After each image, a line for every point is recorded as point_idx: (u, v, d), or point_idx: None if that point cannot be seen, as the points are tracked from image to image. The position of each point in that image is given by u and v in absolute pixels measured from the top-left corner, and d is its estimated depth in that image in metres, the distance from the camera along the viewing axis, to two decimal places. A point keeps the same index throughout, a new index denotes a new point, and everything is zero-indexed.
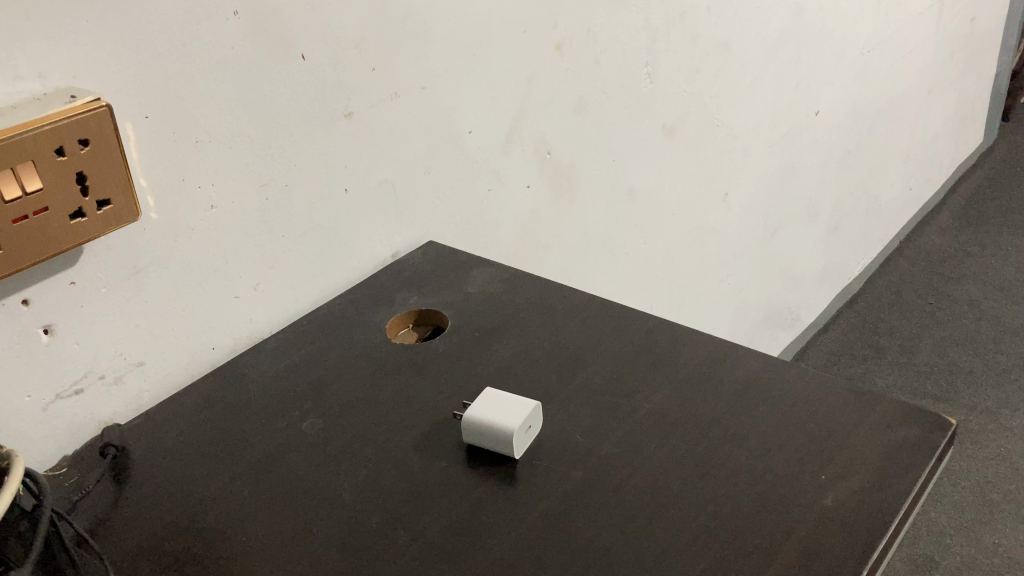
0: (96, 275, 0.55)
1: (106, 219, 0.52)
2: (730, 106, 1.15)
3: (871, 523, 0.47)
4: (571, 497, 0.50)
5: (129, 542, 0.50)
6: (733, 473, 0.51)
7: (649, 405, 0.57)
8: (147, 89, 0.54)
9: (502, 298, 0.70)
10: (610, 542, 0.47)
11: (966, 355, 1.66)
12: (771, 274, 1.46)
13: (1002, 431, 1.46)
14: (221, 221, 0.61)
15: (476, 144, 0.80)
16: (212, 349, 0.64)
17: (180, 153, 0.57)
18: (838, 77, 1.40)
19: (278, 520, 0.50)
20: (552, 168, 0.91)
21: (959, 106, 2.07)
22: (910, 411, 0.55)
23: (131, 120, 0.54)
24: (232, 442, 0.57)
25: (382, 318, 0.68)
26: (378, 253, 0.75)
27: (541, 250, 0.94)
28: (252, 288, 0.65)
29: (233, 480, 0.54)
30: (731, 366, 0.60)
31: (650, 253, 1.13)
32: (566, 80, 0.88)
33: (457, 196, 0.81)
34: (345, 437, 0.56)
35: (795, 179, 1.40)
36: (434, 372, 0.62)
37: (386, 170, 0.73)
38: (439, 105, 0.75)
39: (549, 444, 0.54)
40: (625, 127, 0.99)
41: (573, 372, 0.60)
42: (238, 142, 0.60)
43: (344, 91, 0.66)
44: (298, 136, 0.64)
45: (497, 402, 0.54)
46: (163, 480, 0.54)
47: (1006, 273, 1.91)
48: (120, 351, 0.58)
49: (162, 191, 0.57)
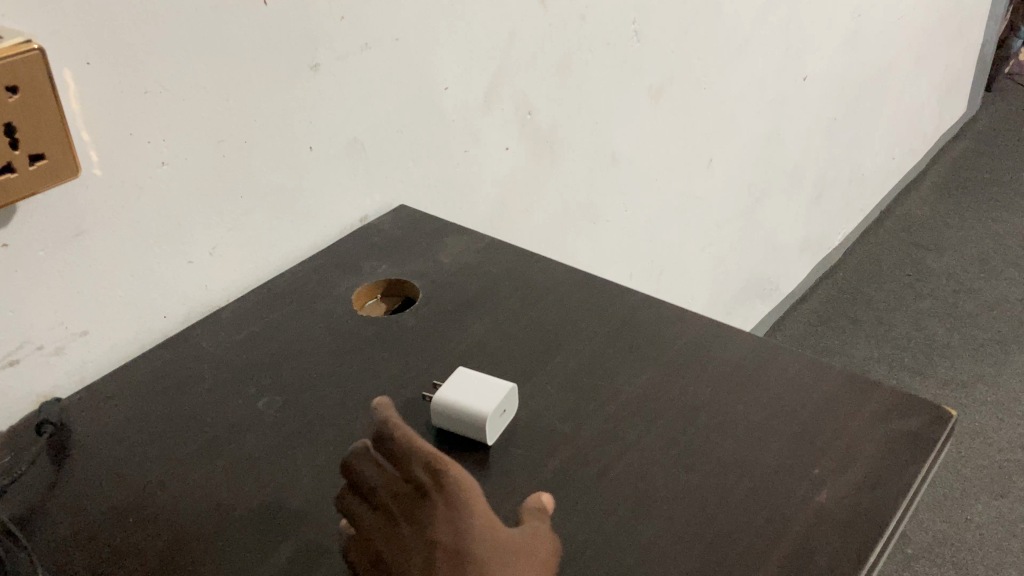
0: (33, 238, 0.50)
1: (40, 174, 0.47)
2: (718, 69, 1.11)
3: (868, 522, 0.44)
4: (545, 489, 0.46)
5: (64, 532, 0.46)
6: (721, 463, 0.48)
7: (632, 387, 0.53)
8: (90, 31, 0.49)
9: (476, 269, 0.66)
10: (590, 540, 0.43)
11: (944, 329, 1.64)
12: (753, 243, 1.43)
13: (977, 406, 1.45)
14: (173, 179, 0.56)
15: (452, 101, 0.76)
16: (163, 318, 0.60)
17: (128, 104, 0.52)
18: (828, 42, 1.35)
19: (231, 508, 0.46)
20: (533, 130, 0.86)
21: (947, 74, 2.03)
22: (909, 400, 0.52)
23: (71, 66, 0.49)
24: (182, 421, 0.53)
25: (348, 287, 0.64)
26: (345, 217, 0.71)
27: (518, 216, 0.90)
28: (207, 253, 0.61)
29: (182, 463, 0.50)
30: (718, 347, 0.56)
31: (631, 221, 1.09)
32: (552, 35, 0.83)
33: (432, 156, 0.76)
34: (306, 416, 0.52)
35: (780, 146, 1.36)
36: (403, 348, 0.58)
37: (356, 128, 0.68)
38: (413, 60, 0.70)
39: (526, 429, 0.50)
40: (611, 89, 0.94)
41: (551, 352, 0.57)
42: (193, 93, 0.55)
43: (310, 41, 0.61)
44: (260, 90, 0.59)
45: (470, 384, 0.50)
46: (108, 461, 0.50)
47: (986, 247, 1.89)
48: (60, 320, 0.53)
49: (107, 146, 0.52)
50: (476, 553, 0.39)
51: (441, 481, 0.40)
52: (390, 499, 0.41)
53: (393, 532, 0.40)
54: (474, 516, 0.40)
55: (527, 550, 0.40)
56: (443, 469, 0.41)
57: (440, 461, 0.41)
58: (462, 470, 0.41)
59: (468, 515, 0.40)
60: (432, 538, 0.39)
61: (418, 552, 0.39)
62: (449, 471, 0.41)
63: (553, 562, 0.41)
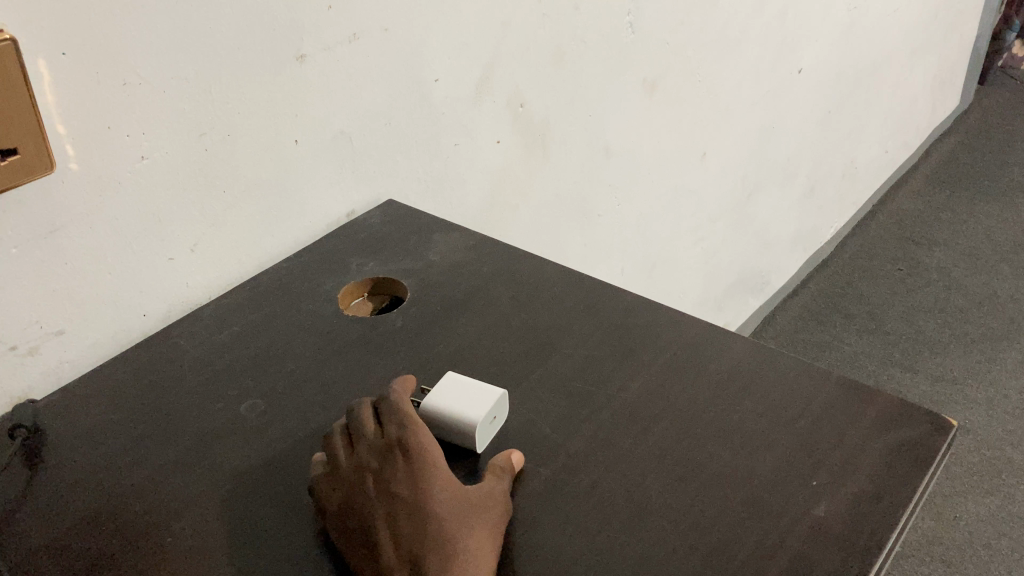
0: (5, 234, 0.48)
1: (14, 171, 0.46)
2: (713, 61, 1.09)
3: (868, 536, 0.43)
4: (537, 500, 0.45)
5: (37, 540, 0.44)
6: (716, 474, 0.46)
7: (625, 394, 0.52)
8: (66, 20, 0.47)
9: (466, 268, 0.65)
10: (582, 553, 0.42)
11: (934, 324, 1.64)
12: (745, 237, 1.42)
13: (967, 403, 1.45)
14: (152, 174, 0.54)
15: (443, 93, 0.74)
16: (143, 317, 0.58)
17: (106, 95, 0.50)
18: (824, 34, 1.34)
19: (211, 516, 0.45)
20: (525, 122, 0.85)
21: (942, 66, 2.02)
22: (908, 409, 0.51)
23: (45, 56, 0.47)
24: (161, 423, 0.51)
25: (334, 285, 0.62)
26: (332, 212, 0.69)
27: (509, 211, 0.88)
28: (189, 250, 0.59)
29: (161, 468, 0.48)
30: (713, 352, 0.55)
31: (623, 215, 1.08)
32: (545, 26, 0.81)
33: (421, 150, 0.75)
34: (290, 420, 0.51)
35: (774, 139, 1.35)
36: (390, 349, 0.56)
37: (344, 121, 0.66)
38: (402, 50, 0.68)
39: (516, 436, 0.49)
40: (604, 81, 0.93)
41: (542, 355, 0.55)
42: (174, 84, 0.53)
43: (296, 30, 0.59)
44: (244, 80, 0.57)
45: (460, 389, 0.49)
46: (83, 466, 0.48)
47: (977, 242, 1.89)
48: (34, 319, 0.52)
49: (83, 140, 0.50)
50: (432, 503, 0.42)
51: (408, 437, 0.43)
52: (364, 452, 0.44)
53: (360, 478, 0.43)
54: (434, 472, 0.43)
55: (483, 506, 0.43)
56: (412, 428, 0.44)
57: (411, 422, 0.44)
58: (428, 435, 0.44)
59: (429, 473, 0.43)
60: (393, 488, 0.42)
61: (380, 500, 0.42)
62: (415, 435, 0.44)
63: (508, 518, 0.44)
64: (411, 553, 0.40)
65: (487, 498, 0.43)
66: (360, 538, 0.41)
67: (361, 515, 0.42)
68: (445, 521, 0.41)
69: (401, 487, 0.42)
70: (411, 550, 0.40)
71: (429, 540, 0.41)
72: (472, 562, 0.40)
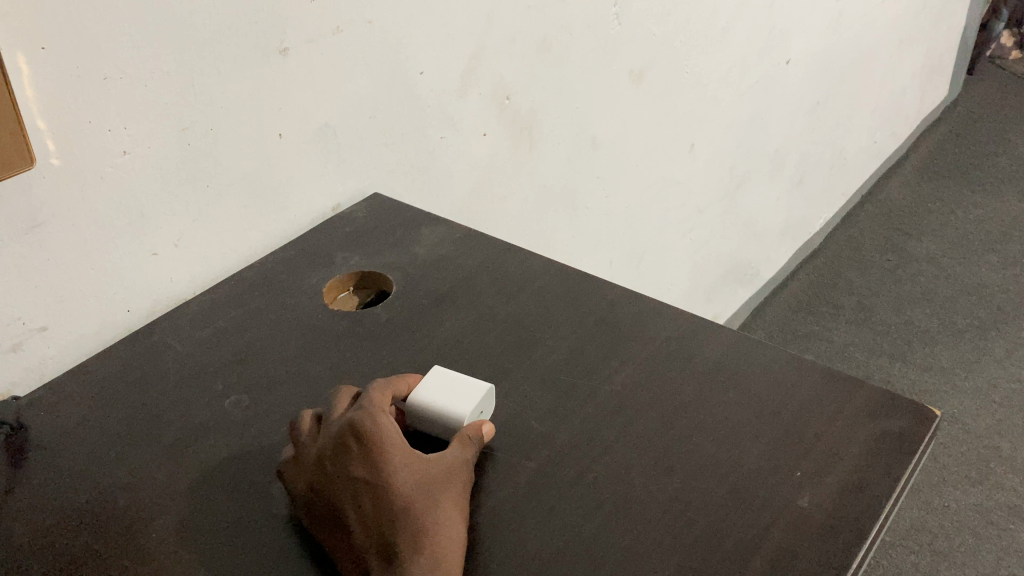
0: None
1: None
2: (701, 53, 1.09)
3: (852, 526, 0.43)
4: (522, 493, 0.45)
5: (20, 536, 0.44)
6: (701, 465, 0.46)
7: (611, 386, 0.52)
8: (47, 14, 0.46)
9: (451, 261, 0.65)
10: (566, 546, 0.42)
11: (923, 314, 1.65)
12: (734, 228, 1.42)
13: (955, 392, 1.45)
14: (134, 168, 0.54)
15: (428, 86, 0.73)
16: (126, 312, 0.58)
17: (87, 90, 0.50)
18: (812, 24, 1.33)
19: (194, 511, 0.45)
20: (511, 115, 0.84)
21: (930, 57, 2.03)
22: (892, 400, 0.51)
23: (25, 50, 0.46)
24: (145, 419, 0.51)
25: (319, 280, 0.62)
26: (317, 205, 0.69)
27: (496, 203, 0.88)
28: (173, 244, 0.59)
29: (145, 464, 0.48)
30: (697, 344, 0.55)
31: (612, 206, 1.08)
32: (530, 17, 0.81)
33: (407, 142, 0.74)
34: (275, 415, 0.51)
35: (762, 131, 1.35)
36: (375, 343, 0.56)
37: (327, 113, 0.66)
38: (386, 42, 0.67)
39: (501, 429, 0.49)
40: (591, 71, 0.92)
41: (527, 348, 0.55)
42: (155, 78, 0.53)
43: (278, 24, 0.59)
44: (226, 74, 0.57)
45: (446, 382, 0.49)
46: (66, 462, 0.48)
47: (965, 232, 1.89)
48: (16, 316, 0.52)
49: (64, 135, 0.50)
50: (392, 478, 0.42)
51: (360, 417, 0.44)
52: (323, 437, 0.45)
53: (320, 462, 0.44)
54: (390, 448, 0.43)
55: (444, 477, 0.43)
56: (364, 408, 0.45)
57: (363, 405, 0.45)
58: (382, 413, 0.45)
59: (386, 450, 0.43)
60: (352, 468, 0.43)
61: (341, 481, 0.42)
62: (369, 414, 0.44)
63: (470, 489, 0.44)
64: (378, 530, 0.41)
65: (448, 470, 0.43)
66: (328, 521, 0.42)
67: (327, 498, 0.42)
68: (406, 492, 0.42)
69: (362, 467, 0.42)
70: (380, 527, 0.41)
71: (394, 514, 0.41)
72: (438, 530, 0.41)
